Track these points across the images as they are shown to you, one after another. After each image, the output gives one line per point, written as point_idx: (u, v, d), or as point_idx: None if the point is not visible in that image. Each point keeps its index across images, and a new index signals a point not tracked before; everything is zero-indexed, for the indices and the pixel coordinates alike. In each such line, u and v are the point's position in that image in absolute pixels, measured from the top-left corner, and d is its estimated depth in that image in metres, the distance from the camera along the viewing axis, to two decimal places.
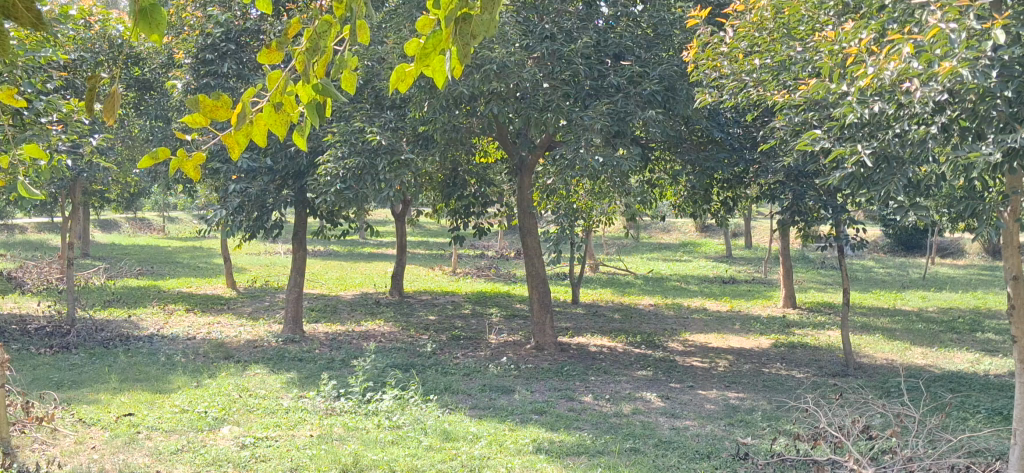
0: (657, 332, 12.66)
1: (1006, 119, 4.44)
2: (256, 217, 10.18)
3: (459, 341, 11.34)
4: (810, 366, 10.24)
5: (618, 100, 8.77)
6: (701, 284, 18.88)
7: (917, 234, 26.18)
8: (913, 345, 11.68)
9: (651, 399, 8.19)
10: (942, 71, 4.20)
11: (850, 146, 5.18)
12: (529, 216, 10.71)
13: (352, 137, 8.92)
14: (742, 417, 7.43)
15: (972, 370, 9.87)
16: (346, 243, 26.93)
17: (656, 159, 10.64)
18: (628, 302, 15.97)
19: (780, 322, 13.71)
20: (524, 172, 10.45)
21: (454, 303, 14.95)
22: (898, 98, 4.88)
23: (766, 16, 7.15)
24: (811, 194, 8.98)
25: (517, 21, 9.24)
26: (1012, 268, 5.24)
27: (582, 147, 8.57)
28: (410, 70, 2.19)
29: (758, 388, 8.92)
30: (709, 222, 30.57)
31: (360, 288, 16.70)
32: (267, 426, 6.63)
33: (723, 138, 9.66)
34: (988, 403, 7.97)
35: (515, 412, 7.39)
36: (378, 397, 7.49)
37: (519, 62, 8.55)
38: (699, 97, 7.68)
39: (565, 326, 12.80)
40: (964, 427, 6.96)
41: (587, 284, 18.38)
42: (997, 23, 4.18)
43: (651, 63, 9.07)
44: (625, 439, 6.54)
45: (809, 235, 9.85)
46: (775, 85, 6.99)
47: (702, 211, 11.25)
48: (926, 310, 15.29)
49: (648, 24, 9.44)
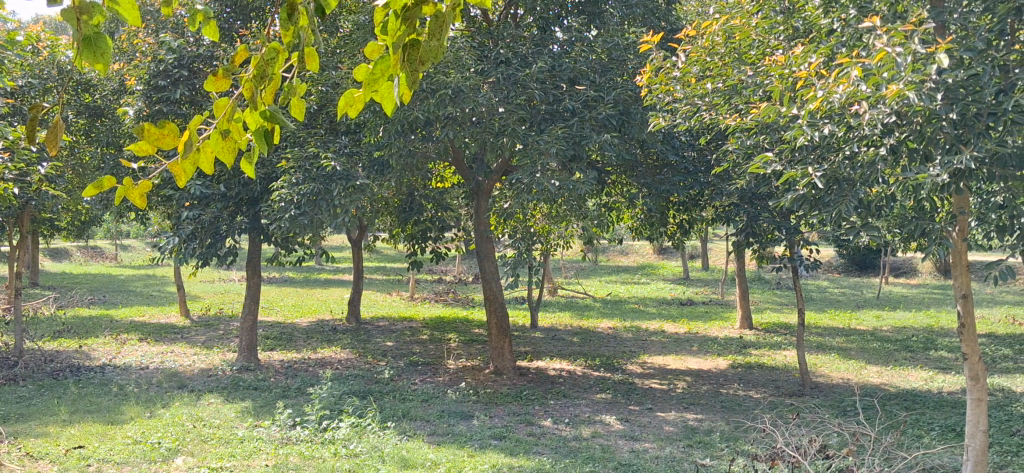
0: (616, 355, 12.68)
1: (952, 141, 4.57)
2: (209, 244, 10.07)
3: (417, 367, 11.28)
4: (768, 386, 10.32)
5: (573, 124, 8.82)
6: (659, 307, 18.99)
7: (871, 254, 26.55)
8: (868, 364, 11.83)
9: (610, 422, 8.19)
10: (890, 94, 4.30)
11: (801, 168, 5.24)
12: (487, 240, 10.72)
13: (305, 163, 8.86)
14: (701, 438, 7.47)
15: (926, 387, 10.01)
16: (301, 270, 26.71)
17: (613, 182, 10.73)
18: (587, 325, 16.01)
19: (738, 343, 13.82)
20: (481, 196, 10.46)
21: (412, 328, 14.88)
22: (846, 120, 4.96)
23: (717, 41, 7.22)
24: (766, 216, 9.07)
25: (472, 47, 9.29)
26: (962, 286, 5.39)
27: (538, 171, 8.60)
28: (359, 96, 2.17)
29: (716, 409, 8.96)
30: (666, 244, 30.79)
31: (317, 314, 16.54)
32: (221, 456, 6.53)
33: (678, 161, 9.78)
34: (942, 419, 8.08)
35: (473, 437, 7.35)
36: (334, 425, 7.41)
37: (475, 87, 8.57)
38: (654, 121, 7.72)
39: (524, 351, 12.77)
40: (918, 445, 7.05)
41: (546, 308, 18.42)
42: (941, 47, 4.29)
43: (605, 87, 9.14)
44: (585, 462, 6.53)
45: (764, 256, 9.98)
46: (728, 109, 7.05)
47: (659, 234, 11.34)
48: (880, 329, 15.51)
49: (602, 49, 9.54)
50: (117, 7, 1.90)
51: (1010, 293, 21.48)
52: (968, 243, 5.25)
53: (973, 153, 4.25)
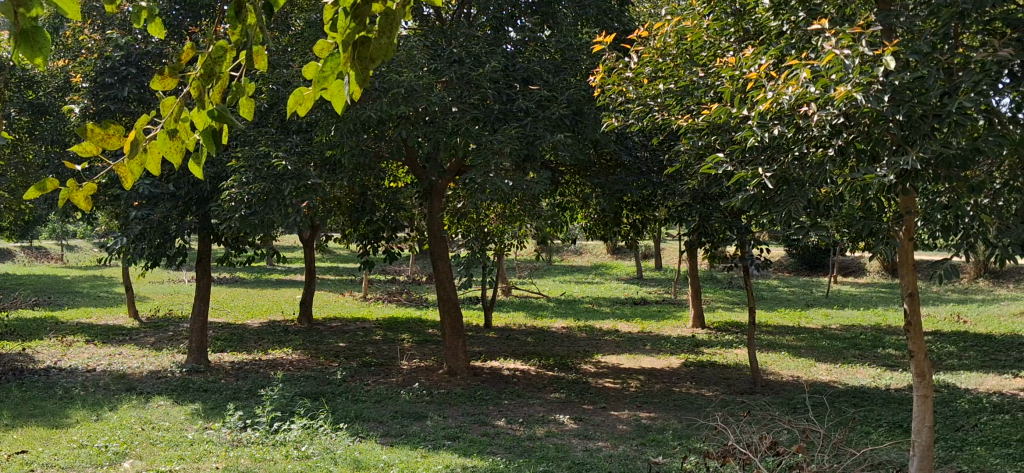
0: (570, 354, 12.72)
1: (898, 143, 4.66)
2: (158, 244, 9.93)
3: (370, 367, 11.22)
4: (720, 385, 10.42)
5: (527, 123, 8.83)
6: (613, 306, 19.10)
7: (820, 254, 26.95)
8: (818, 362, 12.00)
9: (564, 421, 8.21)
10: (839, 95, 4.38)
11: (752, 169, 5.25)
12: (440, 240, 10.69)
13: (256, 162, 8.77)
14: (654, 437, 7.52)
15: (874, 384, 10.19)
16: (253, 270, 26.44)
17: (567, 182, 10.77)
18: (541, 325, 16.05)
19: (690, 342, 13.93)
20: (434, 197, 10.43)
21: (365, 329, 14.80)
22: (796, 122, 5.01)
23: (669, 42, 7.24)
24: (717, 216, 9.14)
25: (424, 46, 9.26)
26: (909, 284, 5.48)
27: (492, 171, 8.60)
28: (309, 93, 2.17)
29: (669, 408, 9.03)
30: (619, 244, 31.00)
31: (268, 315, 16.39)
32: (171, 459, 6.44)
33: (631, 161, 9.85)
34: (889, 416, 8.22)
35: (427, 438, 7.33)
36: (286, 427, 7.35)
37: (427, 86, 8.54)
38: (606, 122, 7.73)
39: (478, 351, 12.75)
40: (866, 441, 7.17)
41: (500, 308, 18.44)
42: (888, 50, 4.37)
43: (559, 88, 9.15)
44: (539, 461, 6.54)
45: (716, 255, 10.07)
46: (680, 110, 7.06)
47: (613, 234, 11.41)
48: (829, 327, 15.74)
49: (555, 49, 9.57)
50: (56, 1, 1.86)
51: (954, 292, 21.93)
52: (915, 243, 5.33)
53: (919, 154, 4.32)
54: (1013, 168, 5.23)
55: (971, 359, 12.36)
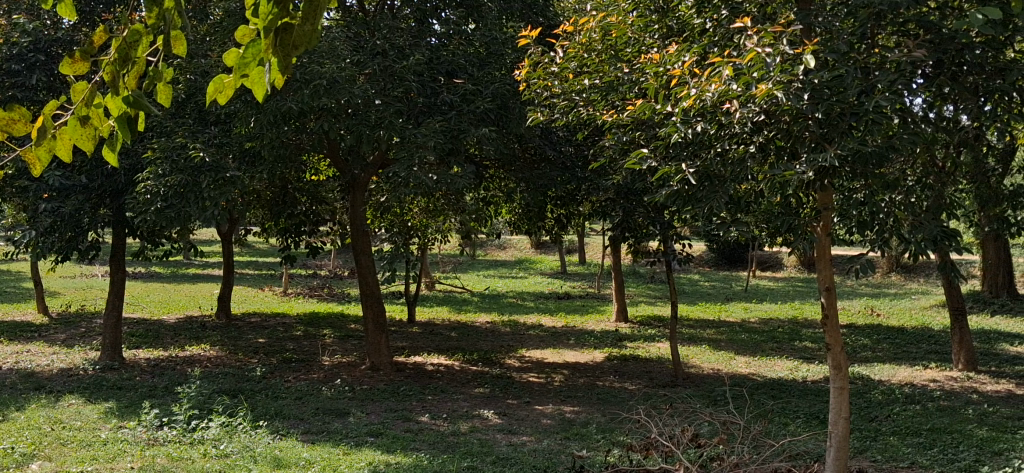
0: (494, 349, 12.71)
1: (817, 140, 4.75)
2: (69, 238, 9.61)
3: (291, 363, 11.05)
4: (642, 378, 10.53)
5: (451, 117, 8.79)
6: (537, 301, 19.17)
7: (740, 249, 27.46)
8: (737, 355, 12.21)
9: (488, 416, 8.20)
10: (761, 93, 4.47)
11: (674, 166, 5.19)
12: (363, 234, 10.55)
13: (173, 154, 8.58)
14: (578, 431, 7.56)
15: (792, 377, 10.40)
16: (169, 265, 25.82)
17: (491, 176, 10.76)
18: (465, 320, 16.02)
19: (613, 336, 14.05)
20: (357, 190, 10.29)
21: (285, 324, 14.57)
22: (719, 118, 5.05)
23: (595, 37, 7.20)
24: (641, 210, 9.22)
25: (347, 37, 9.14)
26: (825, 278, 5.59)
27: (416, 165, 8.44)
28: (229, 81, 2.15)
29: (593, 401, 9.09)
30: (543, 239, 31.14)
31: (185, 311, 16.02)
32: (82, 460, 6.23)
33: (555, 156, 9.87)
34: (806, 407, 8.41)
35: (349, 435, 7.24)
36: (204, 425, 7.18)
37: (350, 78, 8.44)
38: (531, 116, 7.73)
39: (401, 346, 12.65)
40: (784, 432, 7.30)
41: (423, 302, 18.37)
42: (808, 48, 4.48)
43: (483, 82, 9.13)
44: (462, 458, 6.50)
45: (639, 250, 10.15)
46: (605, 105, 7.06)
47: (537, 228, 11.45)
48: (748, 321, 16.04)
49: (479, 43, 9.56)
50: None
51: (868, 286, 22.56)
52: (831, 238, 5.43)
53: (836, 152, 4.41)
54: (925, 166, 5.37)
55: (884, 351, 12.72)
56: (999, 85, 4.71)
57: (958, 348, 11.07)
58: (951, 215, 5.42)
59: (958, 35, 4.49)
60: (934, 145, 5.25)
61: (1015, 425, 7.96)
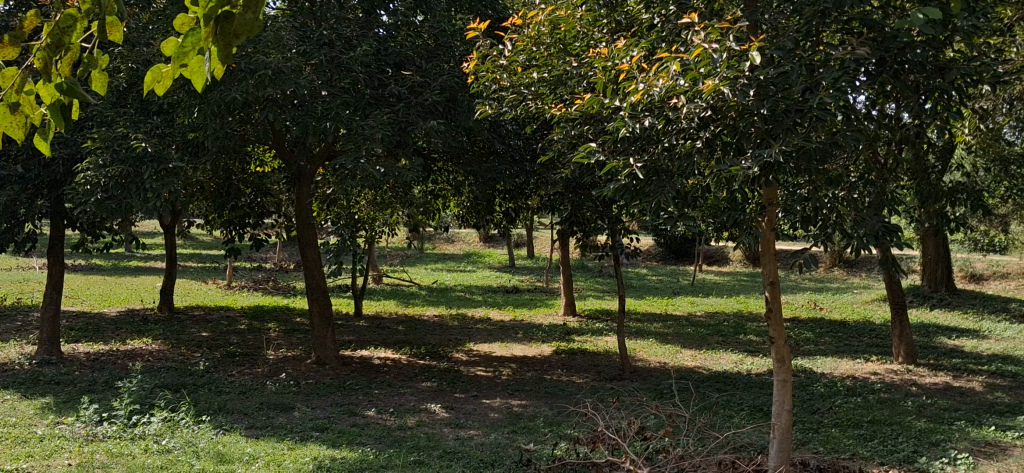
0: (442, 343, 12.68)
1: (762, 136, 4.78)
2: (6, 229, 9.37)
3: (235, 357, 10.92)
4: (589, 371, 10.58)
5: (399, 109, 8.73)
6: (485, 294, 19.17)
7: (687, 244, 27.73)
8: (684, 348, 12.33)
9: (435, 410, 8.17)
10: (707, 88, 4.53)
11: (622, 160, 5.21)
12: (309, 227, 10.43)
13: (114, 143, 8.41)
14: (525, 424, 7.57)
15: (736, 369, 10.53)
16: (110, 257, 25.35)
17: (440, 170, 10.72)
18: (413, 313, 15.97)
19: (561, 330, 14.10)
20: (303, 182, 10.17)
21: (229, 318, 14.38)
22: (666, 113, 5.08)
23: (544, 31, 7.19)
24: (589, 205, 9.24)
25: (293, 27, 9.04)
26: (769, 273, 5.65)
27: (363, 157, 8.38)
28: (169, 71, 2.15)
29: (540, 395, 9.11)
30: (491, 232, 31.14)
31: (126, 304, 15.73)
32: (17, 457, 6.08)
33: (504, 150, 9.86)
34: (750, 400, 8.52)
35: (294, 430, 7.16)
36: (145, 421, 7.06)
37: (296, 69, 8.34)
38: (480, 109, 7.65)
39: (348, 340, 12.55)
40: (729, 424, 7.39)
41: (371, 295, 18.27)
42: (754, 45, 4.54)
43: (431, 74, 9.09)
44: (409, 452, 6.48)
45: (587, 244, 10.19)
46: (554, 99, 7.05)
47: (485, 221, 11.44)
48: (694, 315, 16.21)
49: (428, 35, 9.53)
50: None
51: (811, 280, 22.93)
52: (775, 233, 5.49)
53: (781, 148, 4.46)
54: (868, 163, 5.45)
55: (826, 344, 12.93)
56: (940, 83, 4.81)
57: (898, 341, 11.30)
58: (893, 211, 5.51)
59: (899, 34, 4.57)
60: (876, 142, 5.33)
61: (952, 417, 8.15)
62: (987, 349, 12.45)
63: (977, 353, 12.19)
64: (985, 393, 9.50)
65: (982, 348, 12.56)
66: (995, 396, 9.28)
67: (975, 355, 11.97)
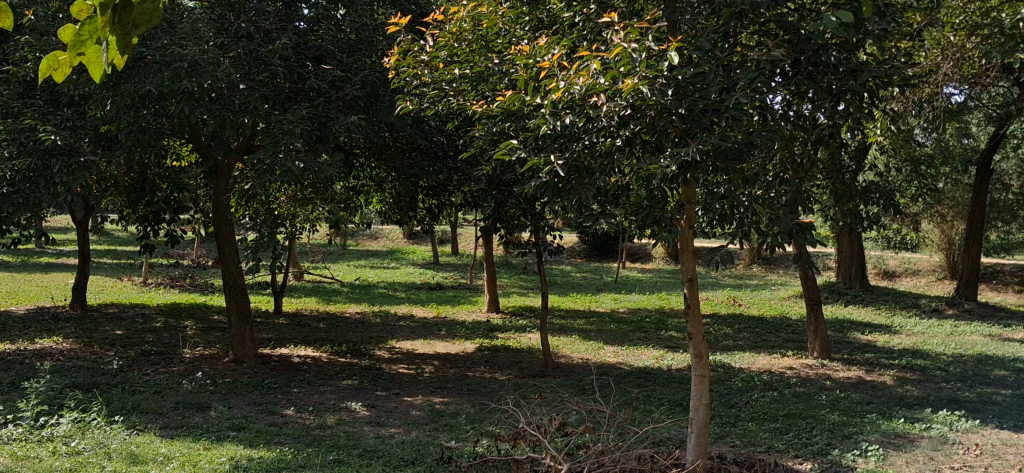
0: (364, 340, 12.57)
1: (680, 135, 4.82)
2: None
3: (150, 356, 10.66)
4: (512, 368, 10.61)
5: (319, 104, 8.64)
6: (408, 291, 19.08)
7: (610, 241, 27.99)
8: (606, 345, 12.44)
9: (356, 408, 8.10)
10: (626, 87, 4.55)
11: (543, 157, 5.20)
12: (227, 223, 10.23)
13: (22, 136, 8.15)
14: (447, 421, 7.56)
15: (657, 365, 10.67)
16: (18, 253, 24.50)
17: (362, 166, 10.65)
18: (335, 310, 15.81)
19: (484, 326, 14.12)
20: (220, 176, 9.98)
21: (144, 315, 14.06)
22: (587, 111, 5.08)
23: (465, 27, 7.18)
24: (513, 201, 9.25)
25: (211, 19, 8.90)
26: (687, 270, 5.74)
27: (282, 151, 8.27)
28: (64, 59, 2.22)
29: (463, 392, 9.10)
30: (415, 229, 31.02)
31: (35, 302, 15.25)
32: None
33: (426, 145, 9.81)
34: (670, 395, 8.63)
35: (210, 429, 7.03)
36: (54, 422, 6.85)
37: (214, 61, 8.20)
38: (401, 105, 7.51)
39: (267, 338, 12.37)
40: (649, 419, 7.48)
41: (291, 293, 18.02)
42: (672, 45, 4.59)
43: (352, 68, 9.02)
44: (328, 451, 6.41)
45: (510, 241, 10.22)
46: (476, 96, 7.03)
47: (408, 218, 11.39)
48: (616, 311, 16.37)
49: (349, 29, 9.46)
50: None
51: (731, 277, 23.37)
52: (693, 231, 5.57)
53: (698, 147, 4.52)
54: (783, 161, 5.61)
55: (745, 340, 13.19)
56: (852, 85, 4.94)
57: (814, 336, 11.58)
58: (805, 209, 5.64)
59: (813, 36, 4.70)
60: (791, 142, 5.45)
61: (864, 410, 8.38)
62: (899, 344, 12.84)
63: (888, 347, 12.57)
64: (895, 386, 9.80)
65: (893, 343, 12.96)
66: (904, 389, 9.58)
67: (886, 349, 12.35)
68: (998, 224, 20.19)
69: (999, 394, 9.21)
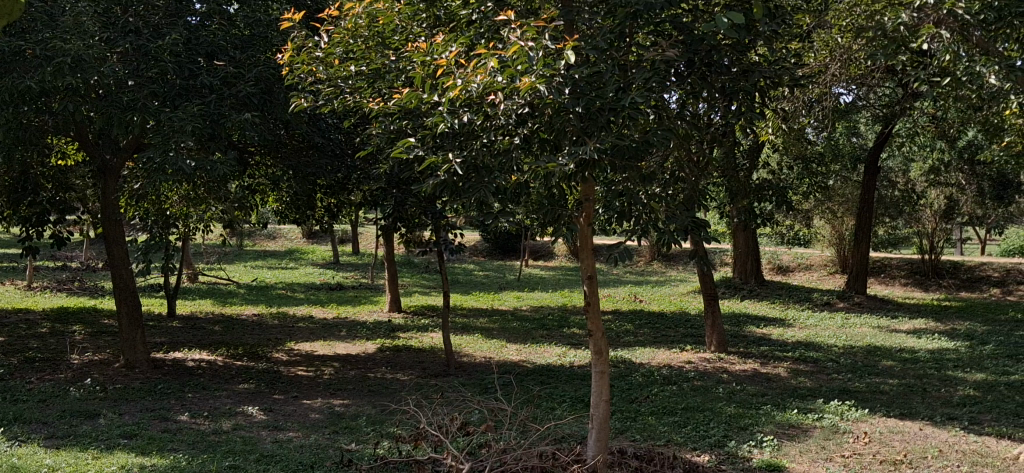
0: (262, 343, 12.33)
1: (578, 134, 4.85)
2: None
3: (34, 363, 10.24)
4: (414, 368, 10.55)
5: (210, 102, 8.41)
6: (308, 292, 18.81)
7: (513, 239, 28.13)
8: (509, 343, 12.47)
9: (253, 412, 7.93)
10: (523, 86, 4.54)
11: (441, 154, 5.16)
12: (116, 223, 9.89)
13: None
14: (347, 424, 7.46)
15: (559, 362, 10.76)
16: None
17: (257, 164, 10.44)
18: (231, 312, 15.47)
19: (386, 327, 14.01)
20: (108, 176, 9.65)
21: (29, 320, 13.53)
22: (485, 110, 5.08)
23: (361, 24, 7.00)
24: (413, 200, 9.18)
25: (95, 13, 8.60)
26: (587, 266, 5.79)
27: (172, 150, 7.98)
28: None
29: (363, 394, 9.01)
30: (315, 229, 30.62)
31: None
32: None
33: (324, 143, 9.66)
34: (572, 392, 8.72)
35: (99, 438, 6.80)
36: None
37: (100, 57, 7.93)
38: (295, 102, 7.41)
39: (161, 341, 12.02)
40: (551, 416, 7.54)
41: (185, 295, 17.57)
42: (568, 44, 4.61)
43: (245, 65, 8.83)
44: (224, 457, 6.27)
45: (411, 240, 10.15)
46: (372, 94, 6.95)
47: (306, 217, 11.23)
48: (519, 309, 16.43)
49: (243, 25, 9.28)
50: None
51: (632, 273, 23.73)
52: (592, 228, 5.61)
53: (596, 145, 4.54)
54: (679, 159, 5.71)
55: (644, 335, 13.42)
56: (744, 85, 5.06)
57: (711, 331, 11.84)
58: (700, 208, 5.76)
59: (706, 37, 4.80)
60: (686, 141, 5.55)
61: (758, 402, 8.60)
62: (792, 337, 13.23)
63: (781, 340, 12.93)
64: (788, 378, 10.09)
65: (786, 336, 13.34)
66: (797, 380, 9.87)
67: (780, 342, 12.69)
68: (884, 220, 21.00)
69: (886, 384, 9.57)
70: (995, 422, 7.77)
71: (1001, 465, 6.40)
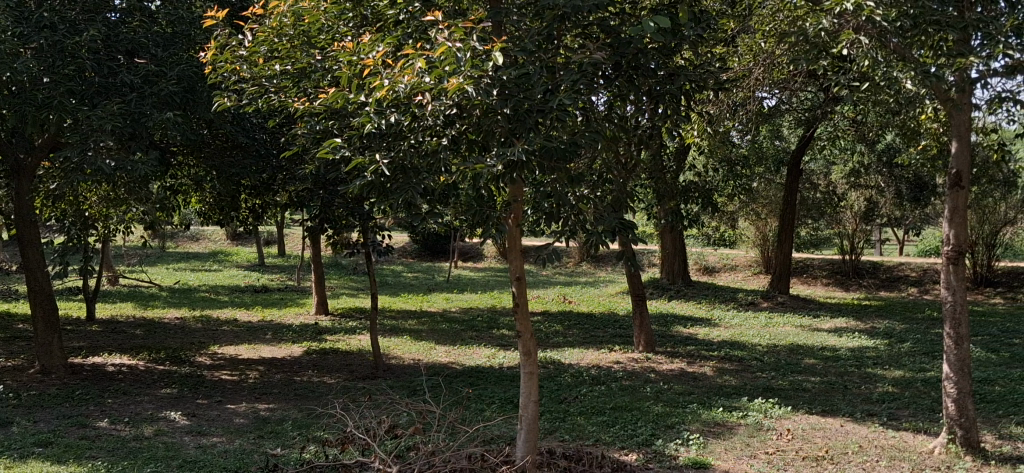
0: (185, 347, 12.07)
1: (506, 135, 4.85)
2: None
3: None
4: (342, 371, 10.44)
5: (131, 100, 8.22)
6: (232, 295, 18.48)
7: (442, 240, 28.05)
8: (438, 345, 12.43)
9: (175, 417, 7.76)
10: (450, 87, 4.52)
11: (368, 155, 5.13)
12: (31, 225, 9.61)
13: None
14: (273, 428, 7.35)
15: (488, 363, 10.76)
16: None
17: (180, 164, 10.23)
18: (152, 316, 15.12)
19: (313, 329, 13.85)
20: (22, 176, 9.36)
21: None
22: (412, 110, 5.06)
23: (286, 22, 6.81)
24: (340, 201, 9.09)
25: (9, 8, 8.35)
26: (517, 267, 5.82)
27: (90, 149, 7.81)
28: None
29: (289, 397, 8.89)
30: (240, 230, 30.13)
31: None
32: None
33: (249, 143, 9.51)
34: (501, 393, 8.72)
35: (13, 446, 6.58)
36: None
37: (13, 53, 7.70)
38: (218, 101, 7.27)
39: (79, 346, 11.70)
40: (479, 418, 7.54)
41: (104, 298, 17.12)
42: (496, 45, 4.60)
43: (167, 63, 8.65)
44: (145, 463, 6.12)
45: (338, 241, 10.04)
46: (297, 93, 6.88)
47: (230, 218, 11.04)
48: (448, 311, 16.40)
49: (165, 21, 9.11)
50: None
51: (561, 274, 23.86)
52: (521, 229, 5.64)
53: (524, 146, 4.54)
54: (607, 161, 5.76)
55: (573, 336, 13.50)
56: (670, 88, 5.12)
57: (639, 331, 11.96)
58: (627, 209, 5.82)
59: (632, 39, 4.84)
60: (613, 142, 5.60)
61: (685, 401, 8.71)
62: (717, 336, 13.44)
63: (707, 340, 13.12)
64: (714, 376, 10.25)
65: (712, 336, 13.54)
66: (723, 379, 10.02)
67: (706, 342, 12.87)
68: (806, 221, 21.49)
69: (808, 382, 9.77)
70: (911, 417, 8.00)
71: (917, 459, 6.59)
